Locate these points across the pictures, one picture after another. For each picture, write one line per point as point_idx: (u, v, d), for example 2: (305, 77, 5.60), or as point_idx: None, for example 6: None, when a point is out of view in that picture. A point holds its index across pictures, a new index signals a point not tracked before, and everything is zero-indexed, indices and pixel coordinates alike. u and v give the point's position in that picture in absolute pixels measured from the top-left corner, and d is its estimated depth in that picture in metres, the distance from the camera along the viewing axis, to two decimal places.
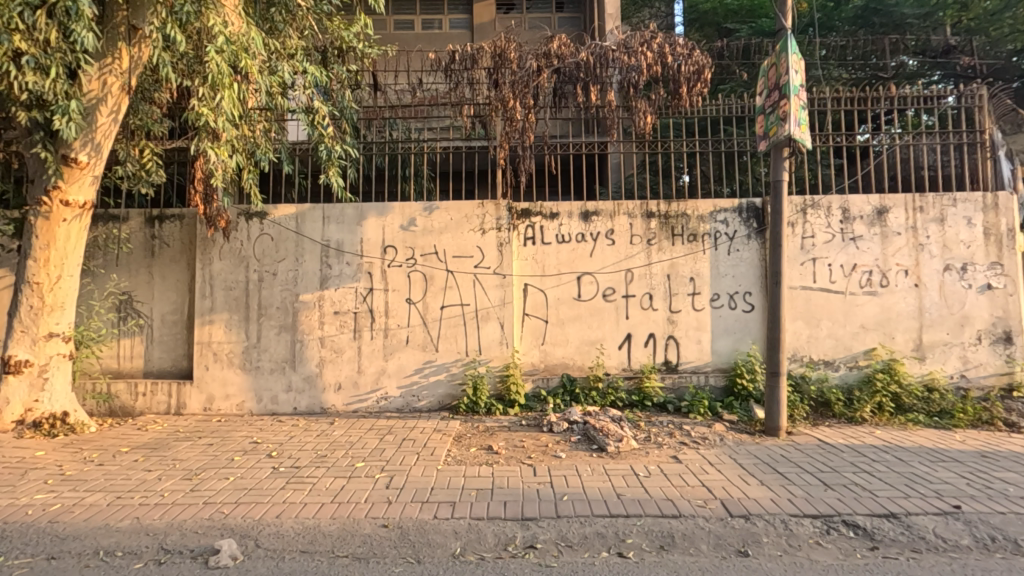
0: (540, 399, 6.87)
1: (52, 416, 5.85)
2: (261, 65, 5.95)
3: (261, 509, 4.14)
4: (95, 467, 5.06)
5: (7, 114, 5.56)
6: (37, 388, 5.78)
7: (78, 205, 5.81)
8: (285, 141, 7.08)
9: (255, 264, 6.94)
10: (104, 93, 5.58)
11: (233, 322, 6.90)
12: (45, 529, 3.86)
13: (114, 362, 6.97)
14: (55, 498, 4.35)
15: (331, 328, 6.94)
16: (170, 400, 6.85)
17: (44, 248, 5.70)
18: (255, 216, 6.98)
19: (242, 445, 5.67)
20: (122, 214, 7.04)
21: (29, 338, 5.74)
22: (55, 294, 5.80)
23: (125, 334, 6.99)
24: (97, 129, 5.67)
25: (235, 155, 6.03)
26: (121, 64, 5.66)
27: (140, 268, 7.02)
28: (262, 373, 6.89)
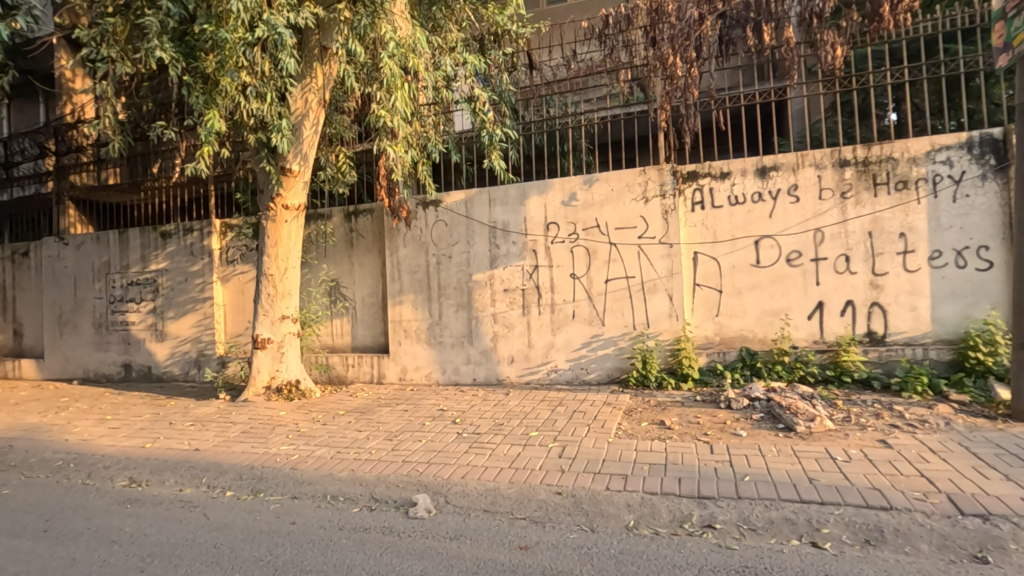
0: (716, 373, 6.46)
1: (289, 383, 7.15)
2: (428, 63, 6.40)
3: (449, 469, 4.58)
4: (321, 426, 6.08)
5: (241, 139, 6.79)
6: (277, 359, 7.10)
7: (295, 208, 6.93)
8: (452, 131, 7.57)
9: (433, 249, 7.60)
10: (306, 109, 6.51)
11: (418, 302, 7.66)
12: (289, 473, 4.76)
13: (329, 338, 8.22)
14: (294, 450, 5.33)
15: (501, 304, 7.32)
16: (372, 371, 7.88)
17: (274, 246, 6.91)
18: (430, 204, 7.62)
19: (432, 412, 6.32)
20: (326, 212, 8.20)
21: (269, 319, 7.03)
22: (284, 283, 7.01)
23: (335, 315, 8.20)
24: (303, 141, 6.66)
25: (410, 150, 6.61)
26: (318, 82, 6.55)
27: (343, 258, 8.14)
28: (445, 348, 7.56)
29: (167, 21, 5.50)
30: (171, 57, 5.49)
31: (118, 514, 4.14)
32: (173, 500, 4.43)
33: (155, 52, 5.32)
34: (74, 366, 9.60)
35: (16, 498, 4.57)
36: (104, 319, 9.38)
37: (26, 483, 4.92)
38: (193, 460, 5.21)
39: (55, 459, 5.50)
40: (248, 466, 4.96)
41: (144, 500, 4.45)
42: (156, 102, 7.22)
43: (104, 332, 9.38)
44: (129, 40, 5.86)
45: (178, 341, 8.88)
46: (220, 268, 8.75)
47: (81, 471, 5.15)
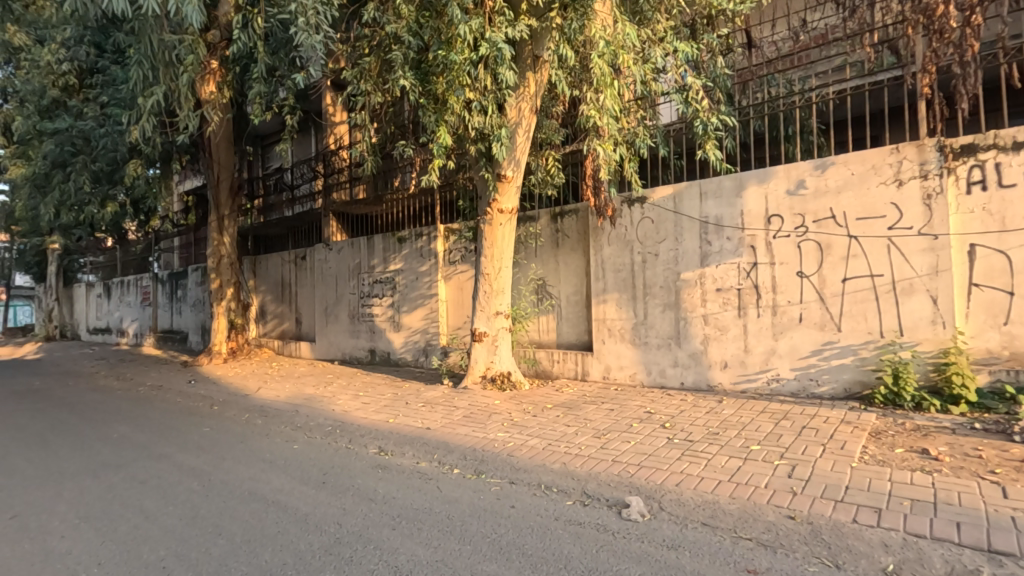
0: (1002, 397, 5.15)
1: (502, 374, 7.68)
2: (636, 57, 6.28)
3: (662, 474, 4.43)
4: (532, 417, 6.40)
5: (464, 151, 7.50)
6: (492, 352, 7.69)
7: (508, 212, 7.42)
8: (659, 125, 7.28)
9: (639, 247, 7.44)
10: (520, 118, 6.91)
11: (623, 301, 7.58)
12: (507, 459, 5.10)
13: (536, 334, 8.60)
14: (510, 437, 5.70)
15: (713, 305, 6.84)
16: (577, 368, 8.04)
17: (490, 247, 7.47)
18: (636, 202, 7.47)
19: (639, 414, 6.19)
20: (535, 214, 8.61)
21: (486, 315, 7.62)
22: (499, 282, 7.54)
23: (543, 312, 8.56)
24: (517, 148, 7.11)
25: (618, 147, 6.55)
26: (531, 90, 6.91)
27: (550, 257, 8.46)
28: (650, 348, 7.36)
29: (408, 53, 6.34)
30: (411, 83, 6.31)
31: (373, 477, 4.90)
32: (412, 470, 5.08)
33: (400, 81, 6.17)
34: (335, 349, 11.71)
35: (303, 452, 5.72)
36: (356, 311, 11.24)
37: (308, 441, 6.13)
38: (427, 437, 5.92)
39: (327, 424, 6.75)
40: (472, 448, 5.45)
41: (391, 467, 5.18)
42: (397, 125, 8.37)
43: (356, 322, 11.25)
44: (379, 74, 6.88)
45: (411, 332, 10.20)
46: (444, 267, 9.80)
47: (344, 436, 6.22)
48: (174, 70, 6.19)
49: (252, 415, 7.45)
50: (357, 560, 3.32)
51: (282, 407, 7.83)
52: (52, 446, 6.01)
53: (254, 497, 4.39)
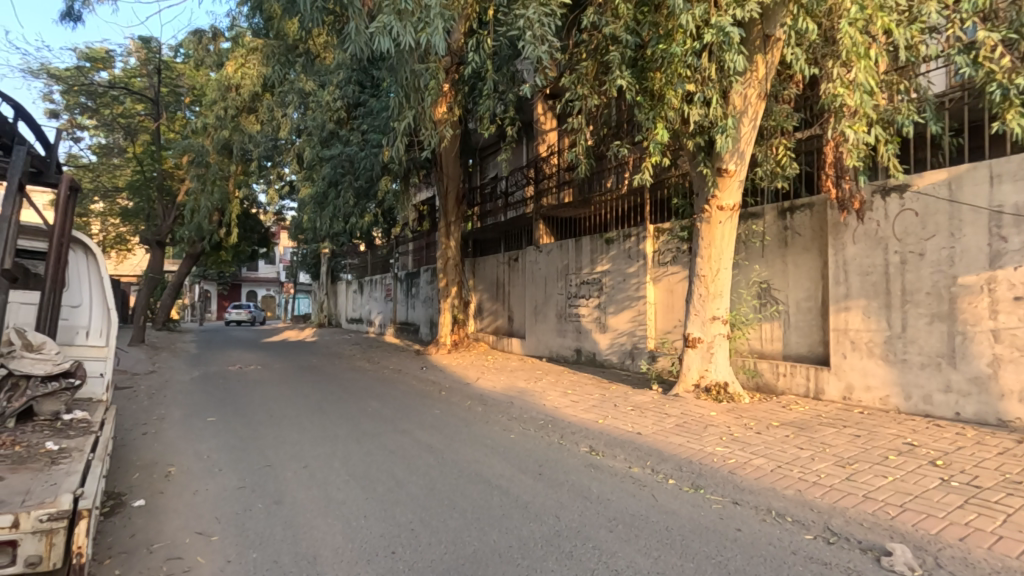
0: None
1: (718, 384, 7.14)
2: (899, 17, 5.28)
3: (936, 523, 3.61)
4: (755, 434, 5.81)
5: (681, 146, 7.27)
6: (707, 359, 7.19)
7: (729, 208, 6.89)
8: (930, 97, 5.96)
9: (896, 245, 6.24)
10: (746, 106, 6.51)
11: (872, 309, 6.43)
12: (728, 477, 4.70)
13: (758, 343, 7.80)
14: (730, 453, 5.25)
15: (1009, 318, 5.38)
16: (808, 384, 7.07)
17: (707, 247, 7.01)
18: (893, 190, 6.28)
19: (896, 445, 5.18)
20: (759, 210, 7.83)
21: (701, 320, 7.15)
22: (716, 284, 7.01)
23: (766, 318, 7.72)
24: (742, 138, 6.64)
25: (874, 127, 5.54)
26: (759, 74, 6.44)
27: (776, 257, 7.60)
28: (910, 368, 6.11)
29: (626, 52, 6.31)
30: (628, 82, 6.27)
31: (585, 475, 4.95)
32: (625, 474, 5.01)
33: (617, 81, 6.18)
34: (544, 347, 12.23)
35: (519, 442, 6.07)
36: (564, 311, 11.57)
37: (523, 433, 6.48)
38: (638, 442, 5.79)
39: (540, 418, 7.06)
40: (687, 460, 5.16)
41: (603, 468, 5.18)
42: (610, 126, 8.41)
43: (563, 322, 11.60)
44: (596, 77, 6.98)
45: (617, 334, 10.14)
46: (653, 269, 9.53)
47: (556, 431, 6.43)
48: (420, 95, 7.10)
49: (474, 403, 8.19)
50: (576, 556, 3.37)
51: (498, 398, 8.44)
52: (327, 413, 7.38)
53: (480, 479, 4.78)
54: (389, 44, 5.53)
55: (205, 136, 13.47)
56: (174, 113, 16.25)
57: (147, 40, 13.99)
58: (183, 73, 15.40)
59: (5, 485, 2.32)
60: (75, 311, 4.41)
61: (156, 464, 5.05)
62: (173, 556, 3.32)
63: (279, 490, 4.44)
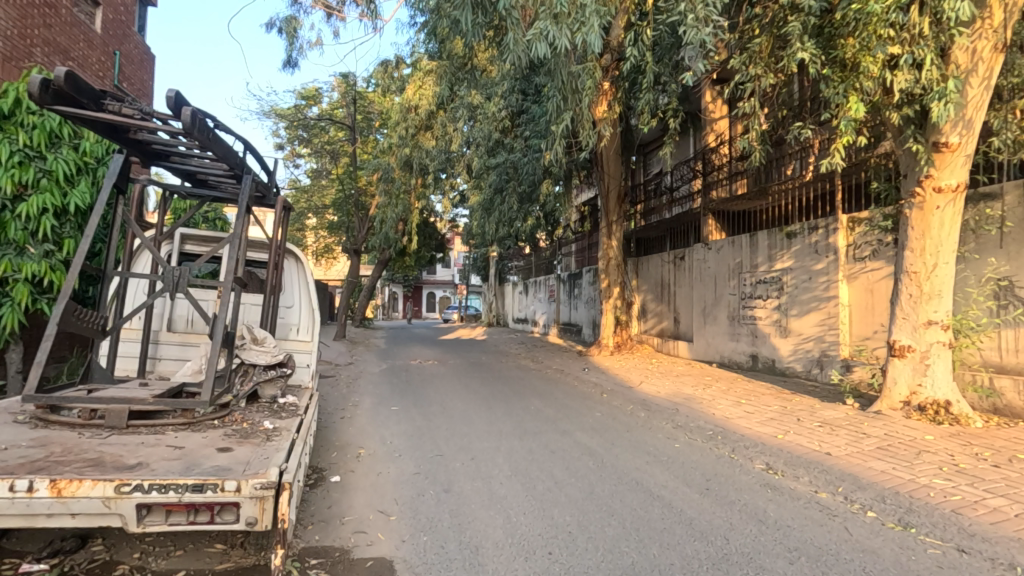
0: None
1: (936, 403, 5.94)
2: None
3: None
4: (991, 467, 4.69)
5: (882, 120, 6.22)
6: (920, 372, 6.02)
7: (950, 190, 5.69)
8: None
9: None
10: (975, 62, 5.37)
11: None
12: (951, 517, 3.85)
13: (995, 354, 6.30)
14: (954, 489, 4.30)
15: None
16: None
17: (919, 238, 5.87)
18: None
19: None
20: (996, 189, 6.34)
21: (911, 325, 6.01)
22: (932, 282, 5.83)
23: (1008, 324, 6.19)
24: (969, 103, 5.48)
25: None
26: (994, 21, 5.26)
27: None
28: None
29: (810, 20, 5.57)
30: (811, 54, 5.54)
31: (760, 495, 4.46)
32: (810, 498, 4.41)
33: (797, 54, 5.49)
34: (714, 351, 11.40)
35: (684, 452, 5.71)
36: (737, 313, 10.65)
37: (689, 442, 6.09)
38: (827, 464, 5.06)
39: (708, 429, 6.57)
40: (893, 491, 4.35)
41: (783, 489, 4.62)
42: (790, 106, 7.53)
43: (736, 324, 10.68)
44: (771, 53, 6.27)
45: (801, 339, 9.02)
46: (847, 265, 8.29)
47: (727, 444, 5.92)
48: (578, 96, 7.08)
49: (636, 408, 7.92)
50: None
51: (662, 404, 8.05)
52: (493, 409, 7.76)
53: (640, 488, 4.59)
54: (546, 50, 5.59)
55: (390, 155, 15.11)
56: (366, 137, 18.43)
57: (345, 76, 16.11)
58: (374, 101, 17.45)
59: (232, 455, 2.82)
60: (288, 311, 5.23)
61: (349, 446, 5.78)
62: (359, 530, 3.75)
63: (448, 479, 4.76)
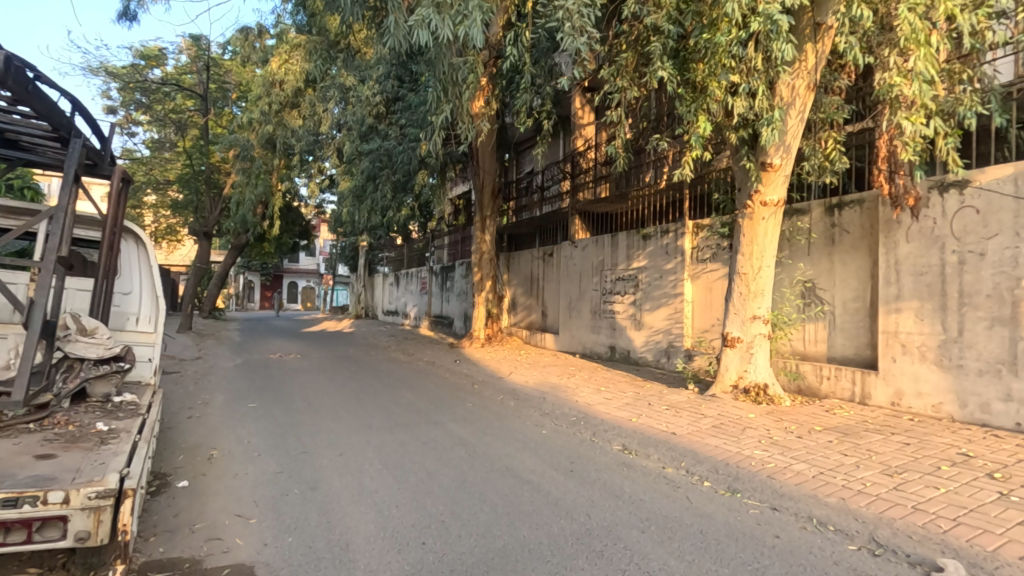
0: None
1: (757, 385, 6.94)
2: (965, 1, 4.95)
3: (991, 539, 3.40)
4: (796, 438, 5.61)
5: (723, 139, 7.08)
6: (746, 360, 6.99)
7: (772, 204, 6.66)
8: (996, 86, 5.59)
9: (953, 244, 5.92)
10: (794, 97, 6.29)
11: (926, 311, 6.10)
12: (768, 481, 4.55)
13: (800, 344, 7.53)
14: (769, 457, 5.09)
15: None
16: (854, 388, 6.78)
17: (749, 244, 6.80)
18: (951, 187, 5.96)
19: (947, 455, 4.92)
20: (804, 207, 7.54)
21: (740, 319, 6.94)
22: (757, 283, 6.79)
23: (810, 319, 7.43)
24: (788, 131, 6.43)
25: (933, 119, 5.21)
26: (808, 64, 6.22)
27: (822, 256, 7.31)
28: (967, 375, 5.78)
29: (668, 42, 6.15)
30: (670, 74, 6.12)
31: (617, 473, 4.88)
32: (659, 474, 4.92)
33: (657, 73, 6.03)
34: (577, 343, 12.15)
35: (551, 438, 6.04)
36: (598, 307, 11.44)
37: (555, 428, 6.46)
38: (672, 442, 5.68)
39: (572, 415, 7.01)
40: (724, 462, 5.02)
41: (636, 467, 5.11)
42: (649, 119, 8.26)
43: (598, 318, 11.47)
44: (635, 69, 6.83)
45: (653, 331, 9.97)
46: (691, 266, 9.31)
47: (588, 428, 6.37)
48: (458, 89, 7.10)
49: (505, 397, 8.18)
50: (607, 556, 3.31)
51: (531, 393, 8.42)
52: (363, 403, 7.51)
53: (511, 473, 4.77)
54: (428, 38, 5.53)
55: (250, 132, 13.85)
56: (221, 109, 16.86)
57: (196, 38, 14.42)
58: (230, 70, 15.85)
59: (58, 462, 2.43)
60: (126, 298, 4.60)
61: (199, 447, 5.24)
62: (214, 537, 3.44)
63: (314, 476, 4.54)
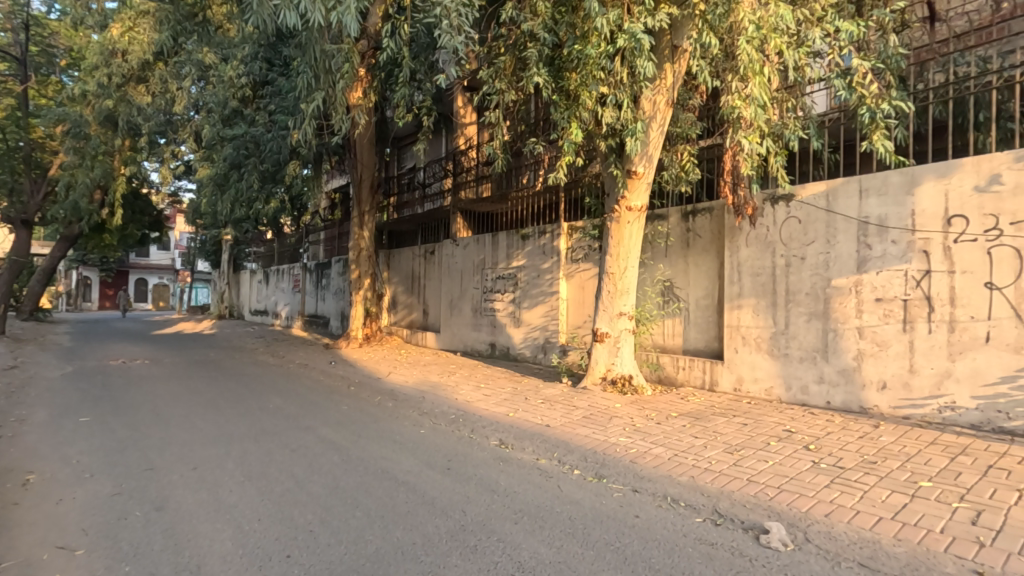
0: None
1: (623, 377, 7.46)
2: (790, 40, 5.73)
3: (806, 502, 3.98)
4: (656, 424, 6.12)
5: (594, 146, 7.51)
6: (613, 353, 7.49)
7: (637, 209, 7.20)
8: (812, 115, 6.56)
9: (782, 249, 6.82)
10: (655, 111, 6.83)
11: (761, 307, 6.98)
12: (630, 466, 4.92)
13: (661, 338, 8.23)
14: (632, 443, 5.51)
15: (871, 316, 6.07)
16: (705, 376, 7.55)
17: (616, 245, 7.28)
18: (780, 199, 6.86)
19: (776, 431, 5.68)
20: (664, 212, 8.25)
21: (608, 315, 7.42)
22: (623, 282, 7.30)
23: (669, 315, 8.15)
24: (650, 142, 6.98)
25: (766, 139, 5.96)
26: (667, 81, 6.78)
27: (679, 258, 8.05)
28: (792, 361, 6.70)
29: (543, 50, 6.39)
30: (545, 80, 6.38)
31: (494, 468, 4.97)
32: (533, 466, 5.10)
33: (533, 78, 6.24)
34: (458, 341, 12.19)
35: (429, 437, 6.00)
36: (479, 305, 11.57)
37: (434, 427, 6.42)
38: (546, 434, 5.92)
39: (451, 413, 7.01)
40: (592, 451, 5.33)
41: (512, 460, 5.25)
42: (526, 122, 8.50)
43: (478, 316, 11.60)
44: (513, 73, 7.00)
45: (530, 328, 10.30)
46: (566, 265, 9.76)
47: (467, 425, 6.43)
48: (331, 78, 6.77)
49: (383, 398, 7.97)
50: (481, 550, 3.37)
51: (410, 392, 8.30)
52: (223, 411, 6.89)
53: (386, 476, 4.66)
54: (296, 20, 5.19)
55: (84, 106, 12.07)
56: (46, 77, 14.49)
57: None
58: (58, 32, 13.68)
59: None
60: None
61: (12, 472, 4.47)
62: None
63: (161, 495, 4.08)
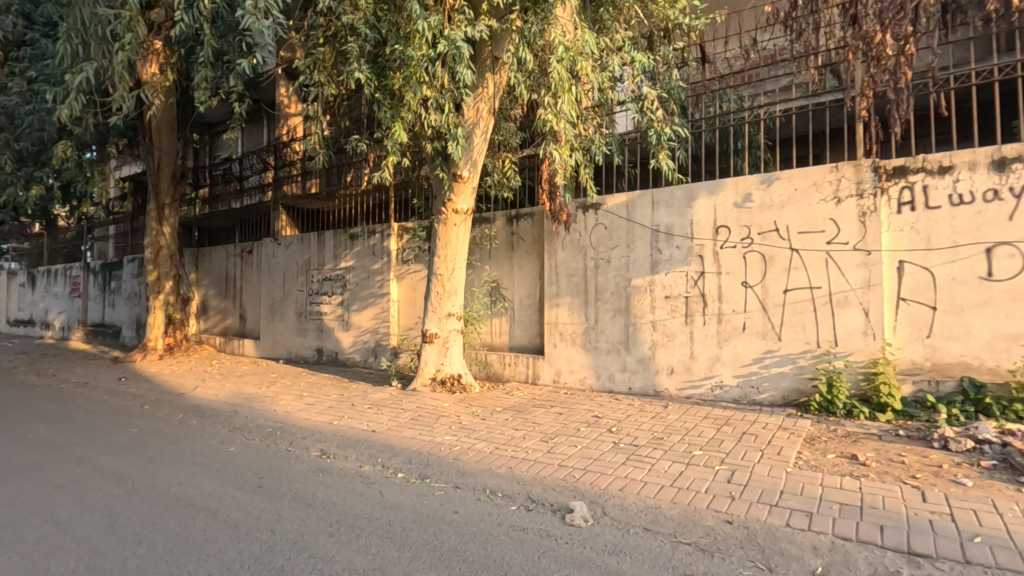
0: (922, 406, 5.52)
1: (452, 376, 7.60)
2: (594, 64, 6.35)
3: (605, 479, 4.44)
4: (481, 421, 6.34)
5: (421, 148, 7.51)
6: (442, 354, 7.58)
7: (463, 212, 7.37)
8: (614, 133, 7.36)
9: (591, 253, 7.52)
10: (478, 118, 7.06)
11: (575, 305, 7.62)
12: (453, 463, 5.02)
13: (488, 337, 8.54)
14: (457, 441, 5.63)
15: (662, 311, 7.00)
16: (528, 371, 8.02)
17: (443, 247, 7.38)
18: (590, 207, 7.58)
19: (586, 418, 6.26)
20: (490, 216, 8.58)
21: (437, 316, 7.49)
22: (450, 283, 7.42)
23: (495, 314, 8.50)
24: (473, 148, 7.18)
25: (574, 152, 6.54)
26: (488, 91, 7.04)
27: (504, 260, 8.44)
28: (601, 353, 7.43)
29: (365, 46, 6.22)
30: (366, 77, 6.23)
31: (312, 481, 4.71)
32: (355, 474, 4.93)
33: (354, 74, 6.05)
34: (280, 348, 11.30)
35: (239, 455, 5.47)
36: (304, 308, 10.87)
37: (246, 444, 5.87)
38: (372, 440, 5.77)
39: (267, 426, 6.47)
40: (418, 452, 5.34)
41: (333, 470, 5.02)
42: (351, 118, 8.20)
43: (303, 320, 10.88)
44: (334, 66, 6.70)
45: (360, 331, 9.96)
46: (396, 267, 9.62)
47: (284, 438, 5.99)
48: (110, 47, 5.81)
49: (186, 416, 7.06)
50: (288, 571, 3.16)
51: (219, 407, 7.47)
52: None
53: (181, 504, 4.14)
54: None
55: None
56: None
57: None
58: None
59: None
60: None
61: None
62: None
63: None
